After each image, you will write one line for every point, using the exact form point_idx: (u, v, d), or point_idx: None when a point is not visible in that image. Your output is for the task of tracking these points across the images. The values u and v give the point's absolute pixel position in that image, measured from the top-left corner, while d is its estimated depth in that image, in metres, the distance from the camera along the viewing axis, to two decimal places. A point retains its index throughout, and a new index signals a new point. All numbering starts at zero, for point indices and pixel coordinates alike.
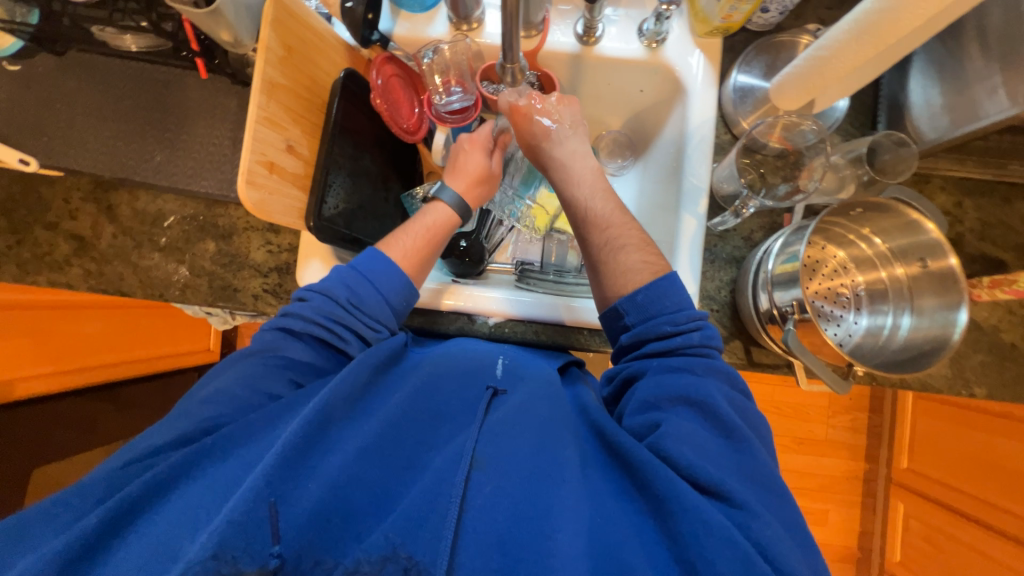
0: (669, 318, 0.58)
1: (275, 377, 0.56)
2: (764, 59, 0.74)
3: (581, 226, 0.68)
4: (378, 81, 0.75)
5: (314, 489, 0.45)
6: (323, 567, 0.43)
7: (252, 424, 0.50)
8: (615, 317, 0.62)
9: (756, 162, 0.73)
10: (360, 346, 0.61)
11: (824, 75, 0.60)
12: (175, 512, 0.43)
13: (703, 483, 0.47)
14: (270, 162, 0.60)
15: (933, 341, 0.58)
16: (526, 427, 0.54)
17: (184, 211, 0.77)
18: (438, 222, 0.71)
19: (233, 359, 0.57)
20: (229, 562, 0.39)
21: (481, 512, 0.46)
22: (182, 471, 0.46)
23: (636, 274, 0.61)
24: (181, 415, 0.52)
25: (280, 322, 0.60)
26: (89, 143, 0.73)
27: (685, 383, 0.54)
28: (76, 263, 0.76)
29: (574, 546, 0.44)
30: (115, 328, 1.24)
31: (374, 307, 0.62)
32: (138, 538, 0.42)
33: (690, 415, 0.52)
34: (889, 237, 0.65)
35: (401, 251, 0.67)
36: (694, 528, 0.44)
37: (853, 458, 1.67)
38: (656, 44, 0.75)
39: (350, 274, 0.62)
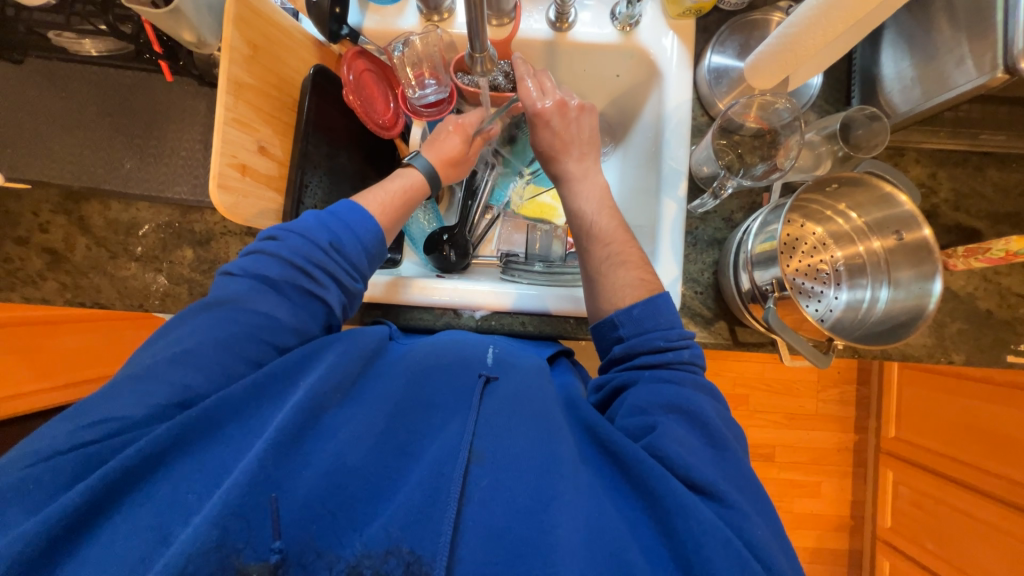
0: (662, 333, 0.58)
1: (249, 338, 0.53)
2: (737, 38, 0.74)
3: (583, 237, 0.69)
4: (350, 76, 0.73)
5: (310, 484, 0.45)
6: (326, 560, 0.43)
7: (236, 403, 0.49)
8: (609, 327, 0.62)
9: (733, 143, 0.73)
10: (339, 294, 0.60)
11: (798, 49, 0.59)
12: (165, 499, 0.43)
13: (694, 482, 0.48)
14: (241, 164, 0.59)
15: (909, 312, 0.59)
16: (522, 416, 0.54)
17: (159, 219, 0.75)
18: (415, 187, 0.69)
19: (197, 311, 0.54)
20: (231, 555, 0.40)
21: (481, 504, 0.47)
22: (169, 454, 0.45)
23: (630, 288, 0.62)
24: (146, 378, 0.48)
25: (251, 269, 0.56)
26: (54, 153, 0.71)
27: (676, 393, 0.54)
28: (51, 277, 0.75)
29: (573, 541, 0.44)
30: (96, 343, 1.16)
31: (354, 251, 0.60)
32: (125, 525, 0.41)
33: (681, 417, 0.53)
34: (864, 211, 0.66)
35: (375, 203, 0.65)
36: (691, 527, 0.45)
37: (842, 430, 1.70)
38: (630, 28, 0.74)
39: (331, 220, 0.60)
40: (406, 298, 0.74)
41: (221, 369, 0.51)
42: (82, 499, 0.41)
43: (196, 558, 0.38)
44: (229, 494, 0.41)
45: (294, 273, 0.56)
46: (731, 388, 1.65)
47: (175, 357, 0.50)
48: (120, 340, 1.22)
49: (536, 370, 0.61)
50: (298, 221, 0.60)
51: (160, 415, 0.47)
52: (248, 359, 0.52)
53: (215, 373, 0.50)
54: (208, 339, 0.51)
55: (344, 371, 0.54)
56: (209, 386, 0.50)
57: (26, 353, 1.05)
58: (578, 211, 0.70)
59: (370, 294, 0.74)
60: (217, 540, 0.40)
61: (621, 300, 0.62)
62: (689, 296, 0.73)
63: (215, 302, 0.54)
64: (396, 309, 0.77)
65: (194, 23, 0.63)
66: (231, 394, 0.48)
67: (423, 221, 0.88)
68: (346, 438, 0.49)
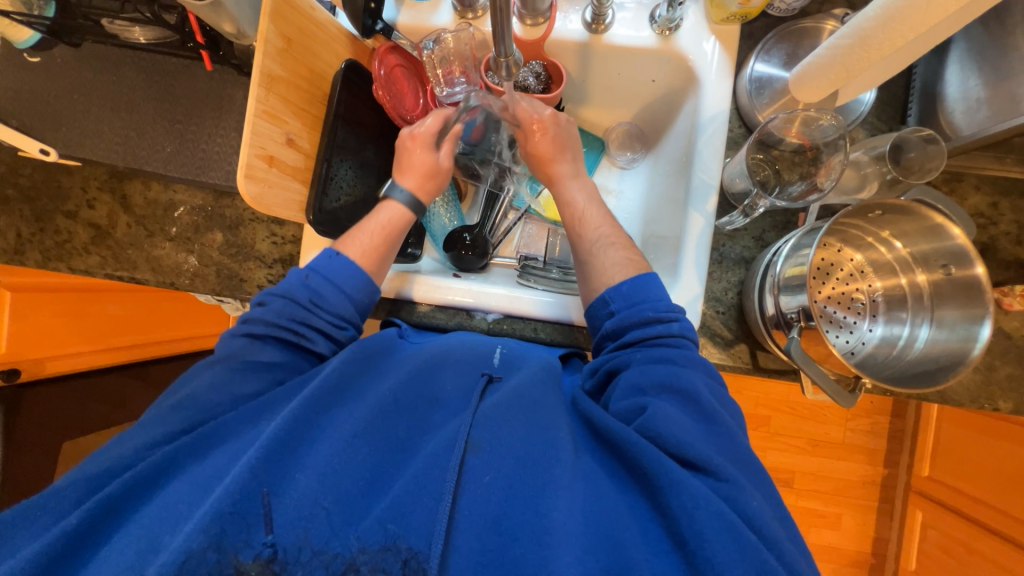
0: (651, 304, 0.59)
1: (245, 381, 0.55)
2: (784, 46, 0.70)
3: (573, 226, 0.71)
4: (381, 71, 0.73)
5: (302, 480, 0.46)
6: (323, 557, 0.42)
7: (234, 424, 0.52)
8: (601, 303, 0.62)
9: (771, 158, 0.69)
10: (329, 346, 0.62)
11: (847, 65, 0.55)
12: (164, 510, 0.45)
13: (687, 459, 0.47)
14: (269, 156, 0.61)
15: (951, 355, 0.55)
16: (517, 411, 0.53)
17: (194, 202, 0.78)
18: (393, 223, 0.69)
19: (199, 366, 0.57)
20: (229, 552, 0.41)
21: (475, 496, 0.47)
22: (172, 469, 0.48)
23: (620, 269, 0.63)
24: (154, 418, 0.52)
25: (241, 328, 0.58)
26: (103, 134, 0.74)
27: (668, 372, 0.53)
28: (94, 251, 0.79)
29: (571, 525, 0.44)
30: (136, 311, 1.23)
31: (339, 303, 0.62)
32: (129, 535, 0.44)
33: (674, 398, 0.52)
34: (910, 241, 0.61)
35: (357, 247, 0.66)
36: (683, 500, 0.44)
37: (870, 462, 1.61)
38: (669, 32, 0.71)
39: (312, 278, 0.61)
40: (420, 294, 0.75)
41: (219, 404, 0.53)
42: (79, 519, 0.43)
43: (196, 554, 0.40)
44: (223, 497, 0.43)
45: (280, 331, 0.58)
46: (753, 408, 1.59)
47: (177, 400, 0.53)
48: (156, 312, 1.28)
49: (542, 367, 0.61)
50: (282, 281, 0.62)
51: (167, 440, 0.50)
52: (245, 391, 0.55)
53: (213, 408, 0.53)
54: (207, 382, 0.54)
55: (342, 373, 0.56)
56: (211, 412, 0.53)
57: (72, 318, 1.12)
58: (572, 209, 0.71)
59: (387, 287, 0.75)
60: (215, 539, 0.41)
61: (611, 278, 0.63)
62: (710, 316, 0.70)
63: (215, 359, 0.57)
64: (409, 305, 0.77)
65: (233, 15, 0.64)
66: (231, 417, 0.52)
67: (444, 218, 0.89)
68: (343, 433, 0.51)
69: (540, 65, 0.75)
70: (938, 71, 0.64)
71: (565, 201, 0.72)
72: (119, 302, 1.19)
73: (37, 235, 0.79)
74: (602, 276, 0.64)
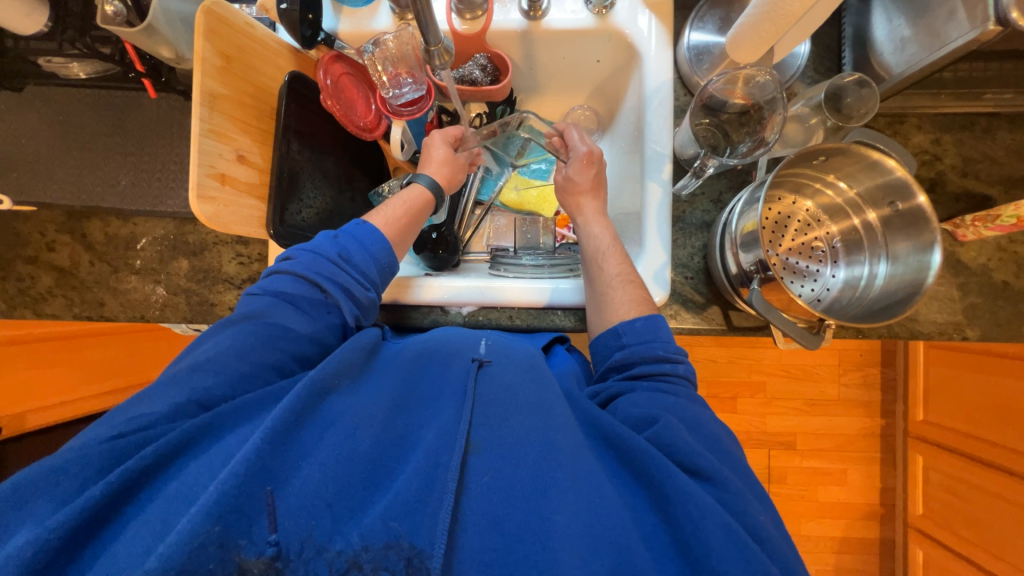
0: (662, 344, 0.59)
1: (267, 350, 0.55)
2: (717, 12, 0.71)
3: (593, 261, 0.69)
4: (328, 81, 0.74)
5: (308, 473, 0.45)
6: (326, 555, 0.42)
7: (250, 410, 0.50)
8: (612, 337, 0.62)
9: (720, 122, 0.72)
10: (352, 308, 0.61)
11: (775, 20, 0.57)
12: (171, 495, 0.43)
13: (695, 468, 0.48)
14: (221, 174, 0.61)
15: (906, 287, 0.56)
16: (520, 406, 0.54)
17: (155, 232, 0.78)
18: (414, 199, 0.71)
19: (222, 326, 0.57)
20: (231, 550, 0.40)
21: (480, 496, 0.46)
22: (184, 447, 0.46)
23: (633, 306, 0.63)
24: (173, 384, 0.50)
25: (272, 288, 0.59)
26: (56, 175, 0.74)
27: (672, 402, 0.55)
28: (59, 293, 0.78)
29: (572, 526, 0.44)
30: (117, 354, 1.17)
31: (364, 262, 0.62)
32: (125, 538, 0.41)
33: (679, 417, 0.54)
34: (854, 180, 0.62)
35: (383, 222, 0.67)
36: (691, 511, 0.44)
37: (867, 415, 1.64)
38: (605, 11, 0.72)
39: (341, 237, 0.63)
40: (393, 297, 0.74)
41: (236, 370, 0.52)
42: (103, 493, 0.41)
43: (194, 554, 0.38)
44: (229, 479, 0.41)
45: (310, 288, 0.59)
46: (747, 375, 1.61)
47: (198, 364, 0.52)
48: (137, 352, 1.22)
49: (530, 359, 0.62)
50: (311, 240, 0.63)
51: (178, 412, 0.48)
52: (265, 363, 0.54)
53: (229, 374, 0.52)
54: (230, 348, 0.53)
55: (344, 359, 0.56)
56: (227, 384, 0.51)
57: (48, 368, 1.08)
58: (594, 251, 0.70)
59: None
60: (217, 536, 0.39)
61: (624, 312, 0.63)
62: (679, 282, 0.71)
63: (240, 318, 0.57)
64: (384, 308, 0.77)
65: (168, 38, 0.65)
66: (244, 400, 0.50)
67: None
68: (346, 427, 0.50)
69: (484, 58, 0.77)
70: (865, 18, 0.66)
71: (591, 234, 0.72)
72: (96, 347, 1.12)
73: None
74: (613, 311, 0.64)
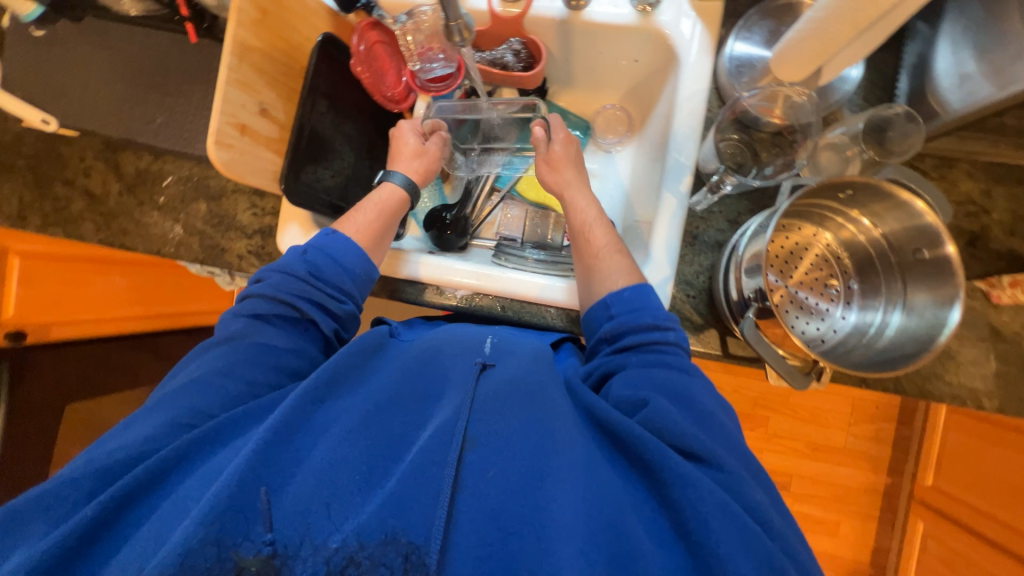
0: (651, 312, 0.58)
1: (254, 365, 0.56)
2: (767, 23, 0.68)
3: (579, 236, 0.69)
4: (361, 47, 0.75)
5: (302, 479, 0.46)
6: (323, 552, 0.42)
7: (240, 421, 0.51)
8: (601, 308, 0.61)
9: (751, 140, 0.69)
10: (329, 322, 0.62)
11: (823, 39, 0.54)
12: (168, 508, 0.45)
13: (689, 449, 0.47)
14: (241, 124, 0.63)
15: (917, 342, 0.52)
16: (517, 399, 0.52)
17: (181, 172, 0.81)
18: (386, 201, 0.71)
19: (207, 348, 0.58)
20: (230, 549, 0.42)
21: (473, 492, 0.46)
22: (179, 463, 0.48)
23: (620, 276, 0.63)
24: (161, 405, 0.52)
25: (248, 309, 0.60)
26: (99, 105, 0.78)
27: (664, 376, 0.53)
28: (88, 217, 0.83)
29: (570, 518, 0.43)
30: (144, 284, 1.25)
31: (337, 276, 0.63)
32: (131, 542, 0.44)
33: (671, 395, 0.52)
34: (880, 219, 0.58)
35: (354, 232, 0.67)
36: (689, 493, 0.43)
37: (872, 470, 1.57)
38: (649, 9, 0.69)
39: (309, 252, 0.63)
40: (391, 269, 0.75)
41: (223, 390, 0.53)
42: (96, 511, 0.44)
43: (194, 552, 0.40)
44: (219, 494, 0.42)
45: (282, 307, 0.60)
46: (750, 408, 1.55)
47: (183, 386, 0.53)
48: (161, 285, 1.29)
49: (536, 353, 0.59)
50: (281, 258, 0.64)
51: (171, 430, 0.49)
52: (253, 379, 0.55)
53: (217, 394, 0.53)
54: (214, 367, 0.54)
55: (338, 366, 0.55)
56: (214, 404, 0.52)
57: (78, 287, 1.13)
58: (581, 223, 0.70)
59: None
60: (213, 536, 0.41)
61: (613, 282, 0.63)
62: (679, 299, 0.69)
63: (222, 339, 0.58)
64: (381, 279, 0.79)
65: None
66: (232, 414, 0.51)
67: (424, 199, 0.88)
68: (338, 432, 0.50)
69: (519, 42, 0.76)
70: (931, 47, 0.61)
71: (576, 209, 0.71)
72: (125, 273, 1.20)
73: (37, 201, 0.83)
74: (599, 287, 0.64)
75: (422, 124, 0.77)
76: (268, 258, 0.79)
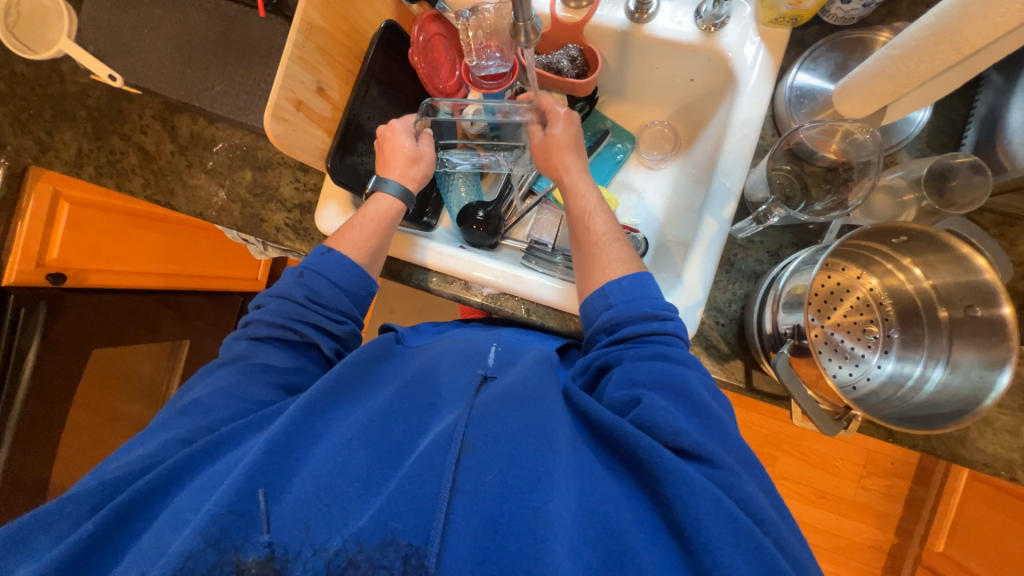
0: (650, 301, 0.59)
1: (254, 382, 0.57)
2: (834, 56, 0.66)
3: (579, 221, 0.69)
4: (421, 38, 0.75)
5: (301, 485, 0.46)
6: (323, 555, 0.41)
7: (238, 433, 0.51)
8: (600, 297, 0.61)
9: (801, 172, 0.68)
10: (330, 343, 0.63)
11: (894, 78, 0.53)
12: (167, 518, 0.45)
13: (682, 447, 0.46)
14: (298, 100, 0.64)
15: (959, 402, 0.50)
16: (516, 406, 0.51)
17: (232, 140, 0.83)
18: (381, 213, 0.69)
19: (212, 370, 0.60)
20: (229, 551, 0.41)
21: (469, 493, 0.44)
22: (179, 475, 0.48)
23: (622, 263, 0.63)
24: (166, 427, 0.54)
25: (249, 333, 0.62)
26: (163, 67, 0.80)
27: (660, 367, 0.53)
28: (139, 173, 0.86)
29: (564, 516, 0.42)
30: (179, 243, 1.31)
31: (334, 299, 0.64)
32: (132, 551, 0.45)
33: (667, 391, 0.51)
34: (934, 271, 0.56)
35: (346, 246, 0.67)
36: (679, 489, 0.43)
37: (879, 527, 1.51)
38: (714, 29, 0.69)
39: (305, 275, 0.64)
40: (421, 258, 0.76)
41: (226, 408, 0.54)
42: (94, 527, 0.44)
43: (195, 555, 0.40)
44: (220, 499, 0.42)
45: (280, 330, 0.61)
46: (758, 445, 1.51)
47: (185, 407, 0.55)
48: (194, 248, 1.35)
49: (536, 359, 0.60)
50: (279, 283, 0.65)
51: (172, 446, 0.51)
52: (254, 396, 0.56)
53: (218, 414, 0.54)
54: (215, 389, 0.56)
55: (339, 376, 0.56)
56: (214, 420, 0.53)
57: (119, 240, 1.17)
58: (581, 209, 0.69)
59: (407, 252, 0.76)
60: (213, 539, 0.41)
61: (611, 273, 0.62)
62: (709, 326, 0.68)
63: (224, 362, 0.60)
64: (408, 266, 0.79)
65: None
66: (232, 427, 0.51)
67: (461, 191, 0.86)
68: (337, 439, 0.49)
69: (575, 49, 0.75)
70: (1006, 100, 0.59)
71: (576, 194, 0.70)
72: (162, 232, 1.26)
73: (94, 151, 0.87)
74: (597, 278, 0.63)
75: (414, 124, 0.76)
76: (303, 233, 0.81)
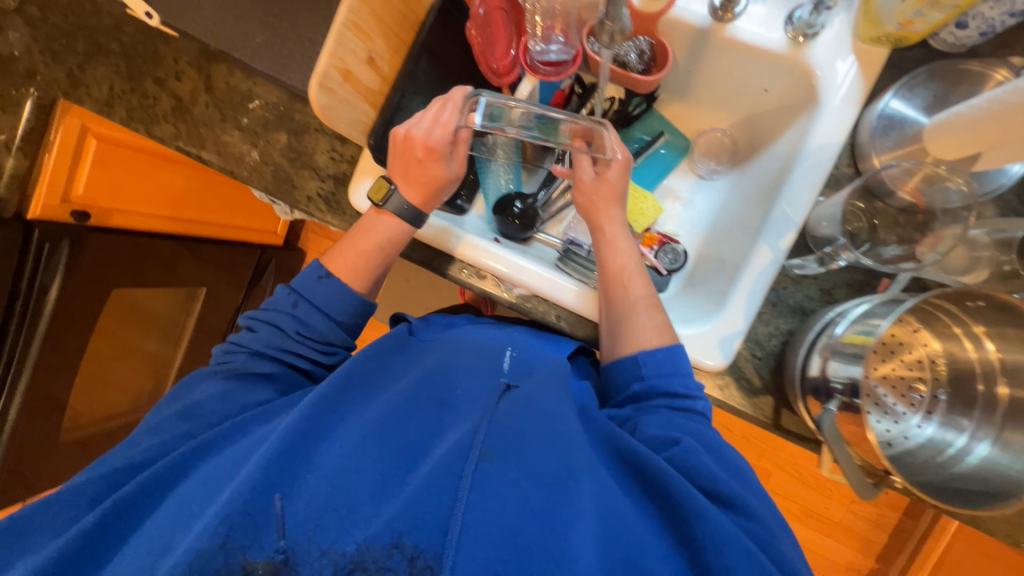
0: (682, 379, 0.58)
1: (254, 388, 0.59)
2: (933, 87, 0.60)
3: (613, 280, 0.64)
4: (480, 10, 0.70)
5: (311, 483, 0.45)
6: (331, 557, 0.42)
7: (247, 424, 0.55)
8: (631, 365, 0.60)
9: (872, 210, 0.63)
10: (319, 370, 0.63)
11: (1008, 124, 0.47)
12: (179, 509, 0.48)
13: (719, 492, 0.48)
14: (347, 70, 0.60)
15: (1006, 480, 0.48)
16: (535, 419, 0.50)
17: (269, 98, 0.79)
18: (387, 238, 0.66)
19: (204, 374, 0.61)
20: (238, 552, 0.42)
21: (487, 503, 0.44)
22: (191, 466, 0.52)
23: (655, 332, 0.61)
24: (167, 423, 0.57)
25: (239, 345, 0.62)
26: (203, 10, 0.75)
27: (689, 427, 0.54)
28: (171, 121, 0.82)
29: (587, 543, 0.42)
30: (202, 187, 1.28)
31: (323, 328, 0.62)
32: (144, 537, 0.48)
33: (700, 441, 0.53)
34: (1007, 344, 0.52)
35: (344, 267, 0.65)
36: (714, 534, 0.44)
37: (861, 551, 1.53)
38: (803, 39, 0.63)
39: (297, 305, 0.63)
40: (448, 245, 0.72)
41: (226, 409, 0.57)
42: (96, 519, 0.48)
43: (205, 553, 0.41)
44: (229, 498, 0.43)
45: (266, 355, 0.61)
46: (755, 459, 1.52)
47: (186, 407, 0.58)
48: (216, 194, 1.32)
49: (555, 371, 0.57)
50: (266, 305, 0.64)
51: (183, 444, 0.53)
52: (253, 398, 0.58)
53: (218, 412, 0.57)
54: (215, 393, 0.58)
55: (352, 373, 0.56)
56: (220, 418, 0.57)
57: (140, 179, 1.14)
58: (618, 269, 0.65)
59: (436, 235, 0.72)
60: (220, 538, 0.42)
61: (647, 341, 0.60)
62: (745, 357, 0.65)
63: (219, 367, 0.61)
64: (440, 255, 0.75)
65: None
66: (239, 421, 0.55)
67: (501, 178, 0.82)
68: (348, 438, 0.49)
69: (647, 42, 0.69)
70: None
71: (612, 246, 0.66)
72: (184, 175, 1.22)
73: (126, 93, 0.83)
74: (636, 337, 0.61)
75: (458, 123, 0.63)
76: (335, 206, 0.78)
